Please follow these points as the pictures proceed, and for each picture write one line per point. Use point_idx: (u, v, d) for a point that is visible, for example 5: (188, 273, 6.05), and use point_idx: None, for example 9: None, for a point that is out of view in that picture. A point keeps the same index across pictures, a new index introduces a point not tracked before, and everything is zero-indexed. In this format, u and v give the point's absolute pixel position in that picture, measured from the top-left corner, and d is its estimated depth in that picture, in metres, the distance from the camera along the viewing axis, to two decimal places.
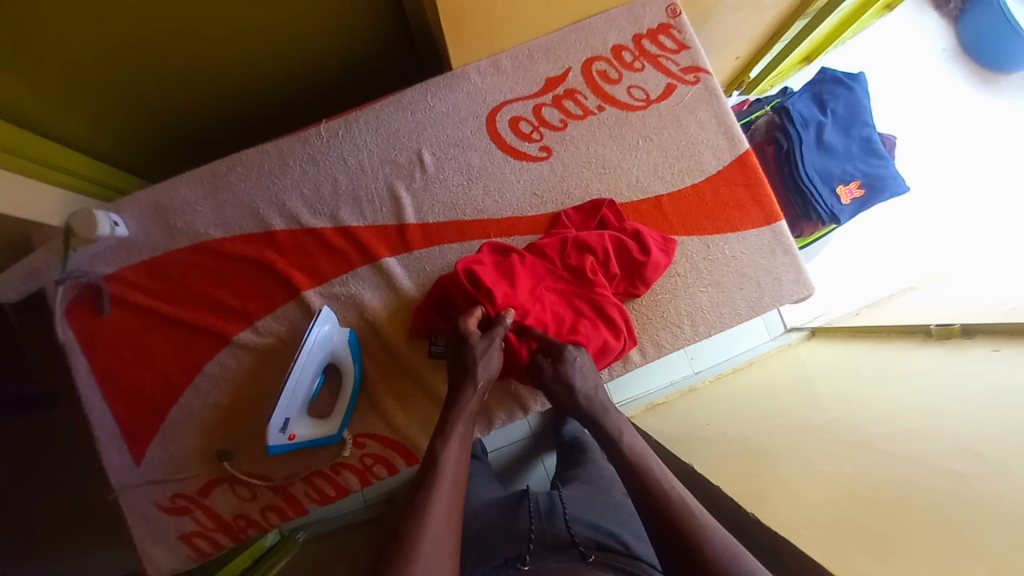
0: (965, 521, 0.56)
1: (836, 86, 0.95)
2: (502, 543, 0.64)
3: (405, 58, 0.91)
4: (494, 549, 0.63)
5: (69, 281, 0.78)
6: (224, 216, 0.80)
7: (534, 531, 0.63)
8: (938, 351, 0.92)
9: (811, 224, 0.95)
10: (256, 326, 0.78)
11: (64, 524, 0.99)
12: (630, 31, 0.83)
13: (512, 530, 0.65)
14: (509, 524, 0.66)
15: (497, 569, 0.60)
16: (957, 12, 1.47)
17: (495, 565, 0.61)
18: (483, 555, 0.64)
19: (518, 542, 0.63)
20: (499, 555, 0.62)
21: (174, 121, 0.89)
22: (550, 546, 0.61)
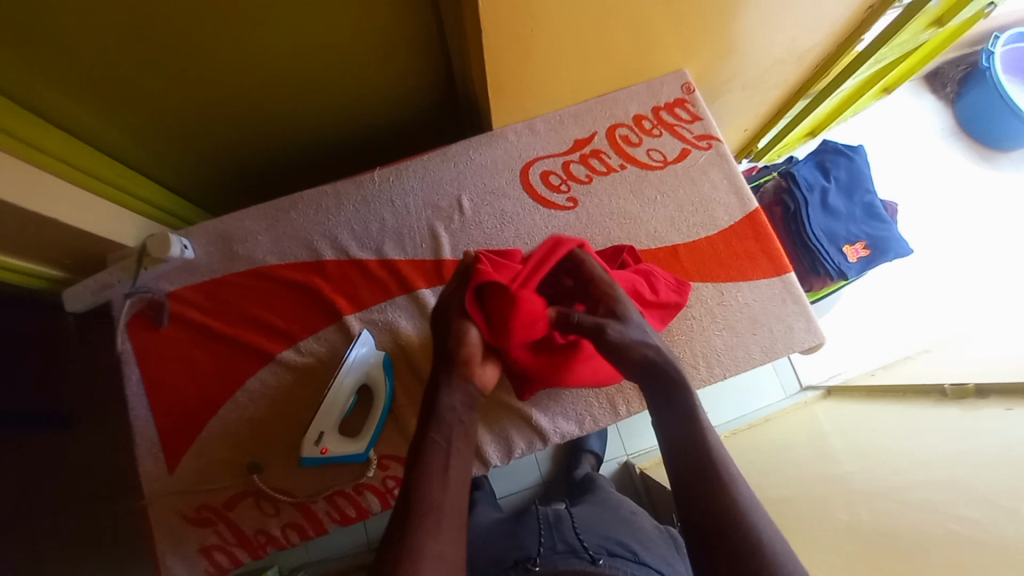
0: (983, 567, 0.56)
1: (838, 156, 1.04)
2: (511, 549, 0.65)
3: (450, 118, 1.04)
4: (505, 554, 0.65)
5: (135, 296, 0.86)
6: (281, 246, 0.89)
7: (543, 538, 0.65)
8: (953, 409, 0.93)
9: (819, 279, 1.00)
10: (298, 346, 0.84)
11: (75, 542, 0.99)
12: (650, 103, 0.95)
13: (522, 539, 0.67)
14: (517, 534, 0.68)
15: (507, 570, 0.62)
16: (953, 95, 1.60)
17: (504, 566, 0.63)
18: (494, 561, 0.65)
19: (527, 548, 0.64)
20: (508, 559, 0.64)
21: (243, 163, 1.01)
22: (559, 549, 0.62)
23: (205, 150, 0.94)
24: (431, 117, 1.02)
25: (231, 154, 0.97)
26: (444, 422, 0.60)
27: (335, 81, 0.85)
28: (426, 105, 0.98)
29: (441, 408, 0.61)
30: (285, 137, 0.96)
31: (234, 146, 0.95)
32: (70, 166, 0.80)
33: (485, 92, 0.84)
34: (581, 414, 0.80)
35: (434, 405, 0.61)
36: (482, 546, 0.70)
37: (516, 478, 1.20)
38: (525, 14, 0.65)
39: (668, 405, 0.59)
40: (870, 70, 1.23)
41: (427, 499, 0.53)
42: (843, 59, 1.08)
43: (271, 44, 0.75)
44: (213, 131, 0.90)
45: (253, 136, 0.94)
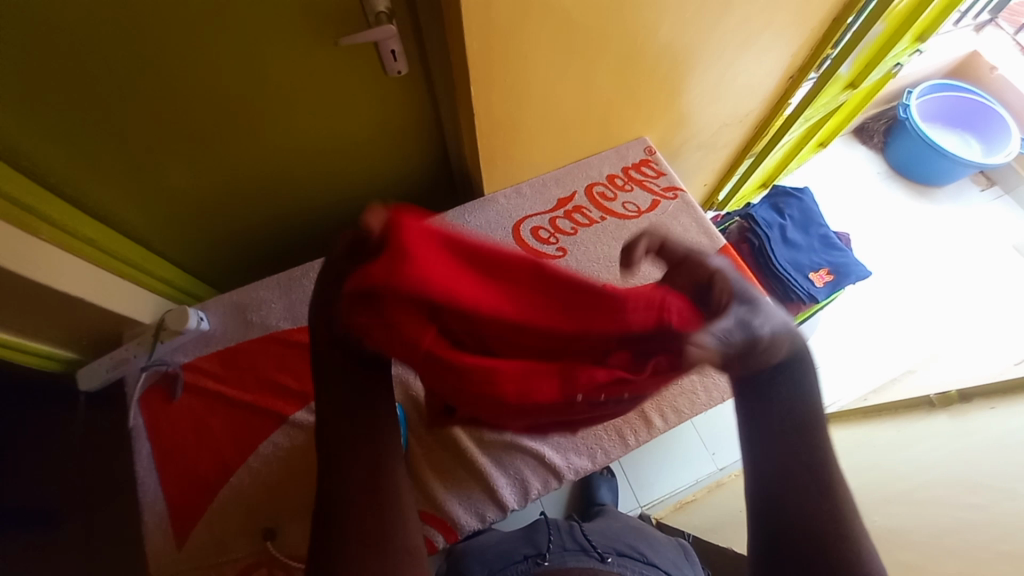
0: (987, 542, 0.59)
1: (789, 198, 1.18)
2: (522, 547, 0.67)
3: (445, 190, 1.15)
4: (515, 551, 0.66)
5: (151, 368, 0.89)
6: (294, 311, 0.94)
7: (554, 537, 0.67)
8: (943, 417, 0.98)
9: (795, 305, 1.08)
10: (311, 405, 0.86)
11: None
12: (619, 164, 1.09)
13: (534, 540, 0.68)
14: (531, 535, 0.70)
15: (517, 564, 0.63)
16: (882, 144, 1.84)
17: (514, 560, 0.64)
18: (504, 557, 0.66)
19: (537, 547, 0.66)
20: (519, 555, 0.65)
21: (253, 243, 1.09)
22: (569, 547, 0.64)
23: (222, 232, 1.02)
24: (427, 191, 1.13)
25: (243, 235, 1.05)
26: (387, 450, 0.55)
27: (342, 163, 0.96)
28: (422, 181, 1.09)
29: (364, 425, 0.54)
30: (295, 216, 1.06)
31: (245, 228, 1.03)
32: (98, 249, 0.87)
33: (475, 163, 0.96)
34: (592, 448, 0.83)
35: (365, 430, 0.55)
36: (491, 544, 0.72)
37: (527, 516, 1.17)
38: (508, 99, 0.79)
39: (771, 404, 0.52)
40: (802, 128, 1.42)
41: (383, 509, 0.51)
42: (776, 121, 1.27)
43: (290, 135, 0.87)
44: (229, 214, 0.99)
45: (267, 218, 1.03)
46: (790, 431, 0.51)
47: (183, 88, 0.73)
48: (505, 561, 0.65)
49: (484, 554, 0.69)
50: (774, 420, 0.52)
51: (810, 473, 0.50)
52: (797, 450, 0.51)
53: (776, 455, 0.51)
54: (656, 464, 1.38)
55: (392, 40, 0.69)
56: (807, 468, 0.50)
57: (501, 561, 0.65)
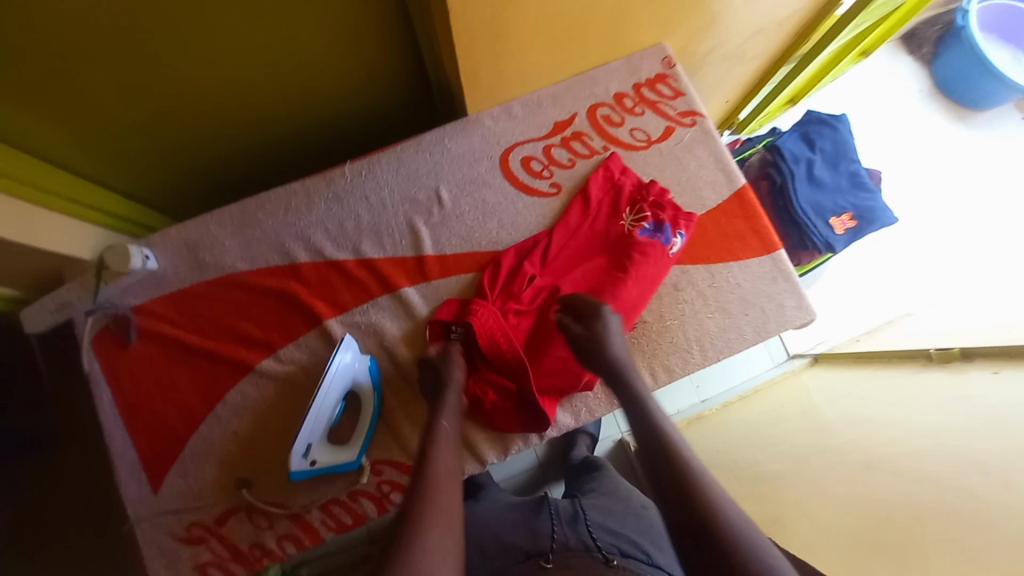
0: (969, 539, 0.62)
1: (822, 126, 1.02)
2: (524, 540, 0.66)
3: (423, 106, 0.97)
4: (517, 545, 0.65)
5: (98, 313, 0.81)
6: (252, 251, 0.83)
7: (557, 534, 0.65)
8: (939, 374, 0.95)
9: (808, 253, 0.99)
10: (279, 354, 0.80)
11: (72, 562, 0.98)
12: (630, 80, 0.91)
13: (536, 529, 0.67)
14: (532, 523, 0.69)
15: (520, 564, 0.62)
16: (930, 56, 1.59)
17: (518, 560, 0.63)
18: (507, 552, 0.65)
19: (540, 542, 0.64)
20: (520, 550, 0.64)
21: (201, 168, 0.93)
22: (572, 547, 0.63)
23: (163, 158, 0.87)
24: (402, 109, 0.95)
25: (187, 159, 0.90)
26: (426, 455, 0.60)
27: (294, 74, 0.78)
28: (395, 96, 0.91)
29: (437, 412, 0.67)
30: (247, 141, 0.89)
31: (187, 150, 0.87)
32: (22, 183, 0.75)
33: (456, 77, 0.78)
34: (577, 406, 0.79)
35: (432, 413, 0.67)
36: (492, 529, 0.71)
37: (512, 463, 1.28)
38: None
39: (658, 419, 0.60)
40: (851, 34, 1.20)
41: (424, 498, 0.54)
42: (825, 25, 1.05)
43: (222, 40, 0.69)
44: (162, 135, 0.82)
45: (210, 141, 0.87)
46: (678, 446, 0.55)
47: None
48: (508, 558, 0.64)
49: (486, 542, 0.68)
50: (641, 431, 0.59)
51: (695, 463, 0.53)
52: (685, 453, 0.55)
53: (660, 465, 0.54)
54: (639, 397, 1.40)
55: None
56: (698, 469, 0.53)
57: (504, 557, 0.65)
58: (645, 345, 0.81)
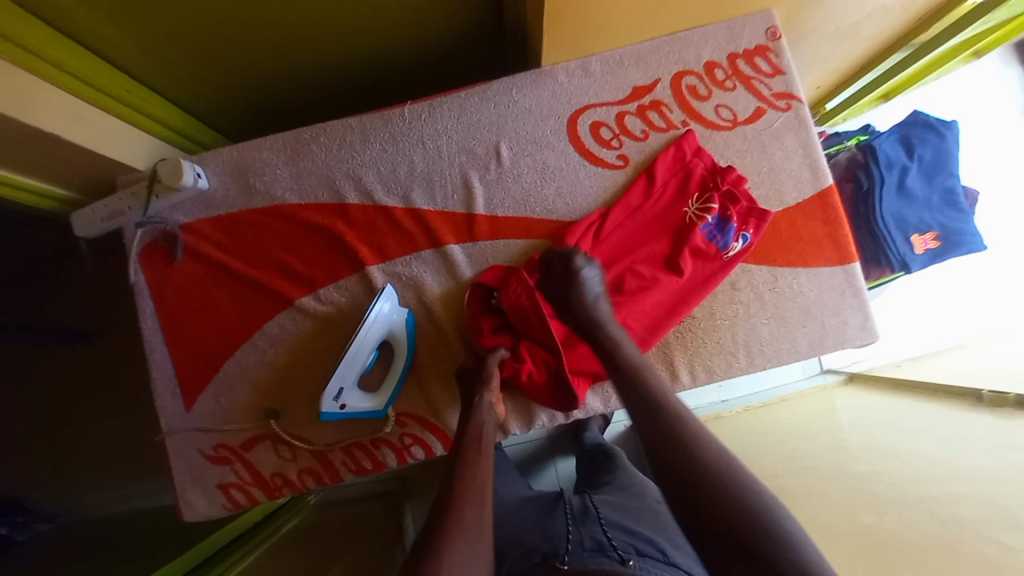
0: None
1: (927, 132, 0.91)
2: (540, 541, 0.64)
3: (492, 49, 0.90)
4: (532, 547, 0.64)
5: (147, 226, 0.81)
6: (301, 183, 0.81)
7: (572, 534, 0.63)
8: (989, 418, 0.89)
9: (878, 269, 0.92)
10: (318, 293, 0.80)
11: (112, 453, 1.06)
12: (725, 49, 0.82)
13: (551, 532, 0.66)
14: (546, 525, 0.67)
15: (535, 566, 0.60)
16: None
17: (534, 563, 0.61)
18: (519, 552, 0.65)
19: (555, 542, 0.63)
20: (537, 553, 0.62)
21: (256, 89, 0.90)
22: (587, 547, 0.60)
23: (222, 73, 0.84)
24: (470, 50, 0.89)
25: (243, 77, 0.86)
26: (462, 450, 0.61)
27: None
28: (465, 34, 0.85)
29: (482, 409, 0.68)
30: (307, 65, 0.85)
31: (245, 67, 0.84)
32: (74, 77, 0.72)
33: (537, 21, 0.72)
34: (608, 391, 0.78)
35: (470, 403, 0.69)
36: (510, 534, 0.70)
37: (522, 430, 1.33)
38: None
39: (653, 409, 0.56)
40: (979, 28, 1.05)
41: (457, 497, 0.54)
42: (954, 13, 0.92)
43: None
44: (221, 48, 0.78)
45: (269, 61, 0.83)
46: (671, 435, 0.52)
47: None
48: (522, 561, 0.63)
49: (504, 551, 0.67)
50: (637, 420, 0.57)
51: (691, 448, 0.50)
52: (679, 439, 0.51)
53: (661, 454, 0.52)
54: None
55: None
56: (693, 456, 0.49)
57: (517, 559, 0.64)
58: (689, 341, 0.78)
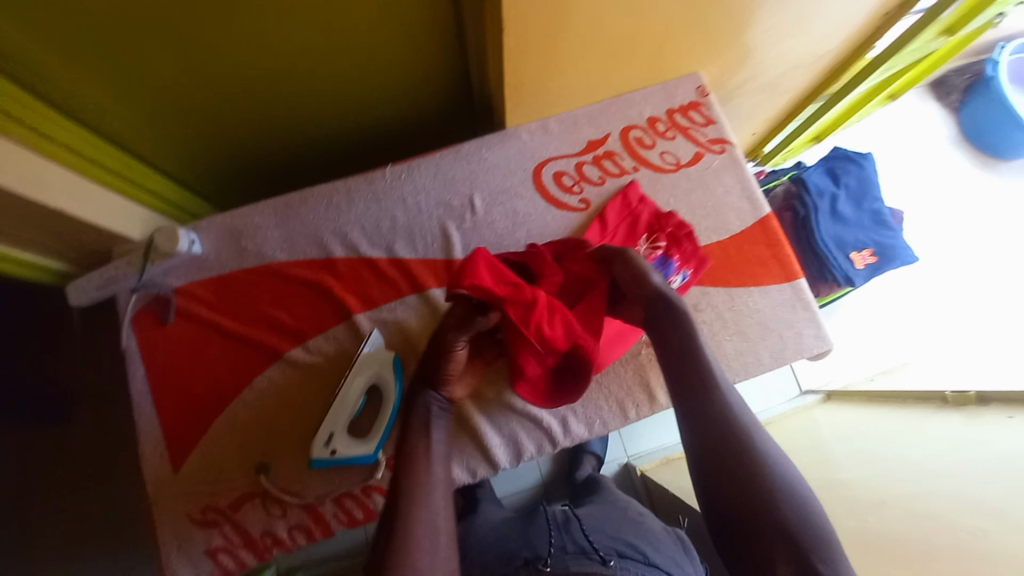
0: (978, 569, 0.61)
1: (848, 163, 1.05)
2: (523, 549, 0.71)
3: (462, 117, 1.01)
4: (516, 553, 0.71)
5: (141, 291, 0.85)
6: (290, 242, 0.87)
7: (554, 540, 0.70)
8: (955, 417, 0.95)
9: (827, 285, 1.01)
10: (307, 344, 0.83)
11: (92, 529, 1.03)
12: (664, 106, 0.95)
13: (534, 540, 0.72)
14: (529, 535, 0.74)
15: (519, 568, 0.67)
16: (957, 103, 1.61)
17: (518, 566, 0.68)
18: (506, 560, 0.71)
19: (539, 549, 0.69)
20: (519, 557, 0.69)
21: (248, 161, 0.98)
22: (569, 550, 0.67)
23: (217, 147, 0.93)
24: (443, 118, 1.00)
25: (237, 150, 0.95)
26: (408, 445, 0.66)
27: (346, 80, 0.83)
28: (437, 106, 0.96)
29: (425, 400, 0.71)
30: (297, 137, 0.95)
31: (238, 142, 0.92)
32: (79, 157, 0.79)
33: (499, 91, 0.83)
34: (591, 416, 0.81)
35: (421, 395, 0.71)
36: (498, 546, 0.76)
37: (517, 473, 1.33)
38: (548, 19, 0.65)
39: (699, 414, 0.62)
40: (881, 76, 1.22)
41: (411, 489, 0.61)
42: (856, 66, 1.09)
43: (294, 44, 0.74)
44: (217, 125, 0.87)
45: (260, 136, 0.92)
46: (732, 451, 0.59)
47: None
48: (506, 564, 0.69)
49: (490, 560, 0.72)
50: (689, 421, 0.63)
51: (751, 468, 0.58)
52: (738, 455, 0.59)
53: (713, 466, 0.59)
54: (650, 421, 1.43)
55: None
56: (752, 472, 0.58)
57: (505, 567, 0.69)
58: None
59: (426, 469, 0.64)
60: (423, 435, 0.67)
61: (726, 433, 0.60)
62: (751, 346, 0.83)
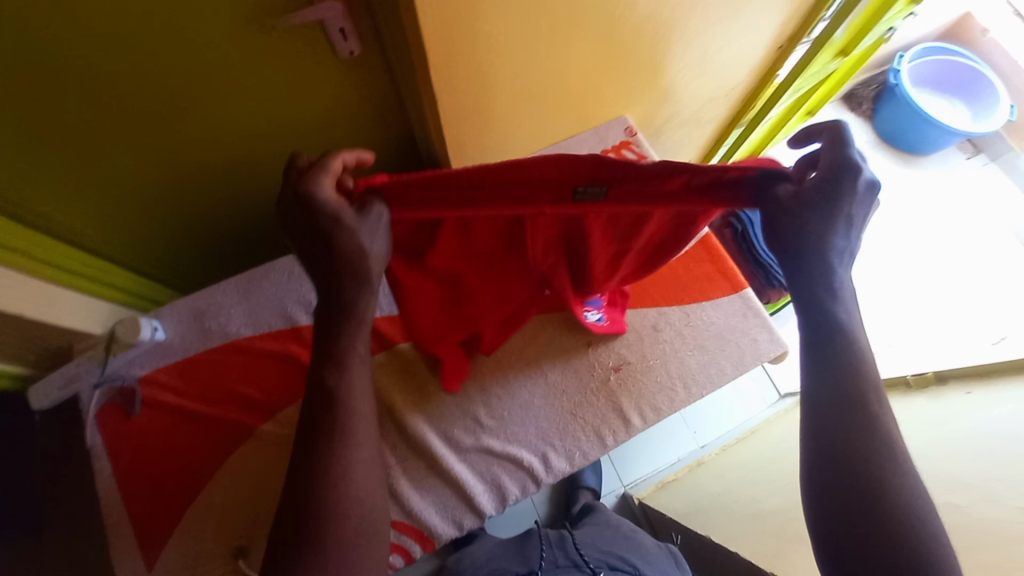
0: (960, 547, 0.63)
1: None
2: (516, 564, 0.80)
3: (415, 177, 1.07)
4: (507, 567, 0.80)
5: (105, 385, 0.84)
6: (255, 317, 0.88)
7: (547, 554, 0.80)
8: (921, 400, 0.98)
9: (776, 291, 1.07)
10: (278, 416, 0.83)
11: None
12: (598, 148, 1.03)
13: (528, 556, 0.81)
14: (524, 551, 0.83)
15: None
16: (870, 112, 1.78)
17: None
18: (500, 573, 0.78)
19: (531, 563, 0.79)
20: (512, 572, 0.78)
21: (209, 242, 1.01)
22: (561, 563, 0.78)
23: (176, 233, 0.95)
24: None
25: (197, 234, 0.98)
26: (342, 350, 0.56)
27: (298, 157, 0.89)
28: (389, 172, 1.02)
29: (354, 307, 0.56)
30: (257, 213, 0.98)
31: (197, 225, 0.95)
32: (42, 262, 0.81)
33: (444, 151, 0.89)
34: (570, 449, 0.82)
35: (344, 297, 0.55)
36: (492, 558, 0.83)
37: (514, 518, 1.30)
38: (476, 84, 0.72)
39: (832, 364, 0.54)
40: (792, 98, 1.36)
41: (344, 442, 0.53)
42: (767, 91, 1.20)
43: (245, 127, 0.79)
44: (175, 211, 0.90)
45: (220, 216, 0.95)
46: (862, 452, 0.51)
47: (119, 75, 0.65)
48: None
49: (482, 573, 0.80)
50: (820, 413, 0.53)
51: (876, 471, 0.50)
52: (863, 457, 0.51)
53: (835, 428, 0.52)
54: (641, 447, 1.43)
55: (338, 18, 0.63)
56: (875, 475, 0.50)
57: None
58: (631, 385, 0.85)
59: (365, 412, 0.55)
60: (359, 360, 0.56)
61: (857, 432, 0.52)
62: (714, 358, 0.87)
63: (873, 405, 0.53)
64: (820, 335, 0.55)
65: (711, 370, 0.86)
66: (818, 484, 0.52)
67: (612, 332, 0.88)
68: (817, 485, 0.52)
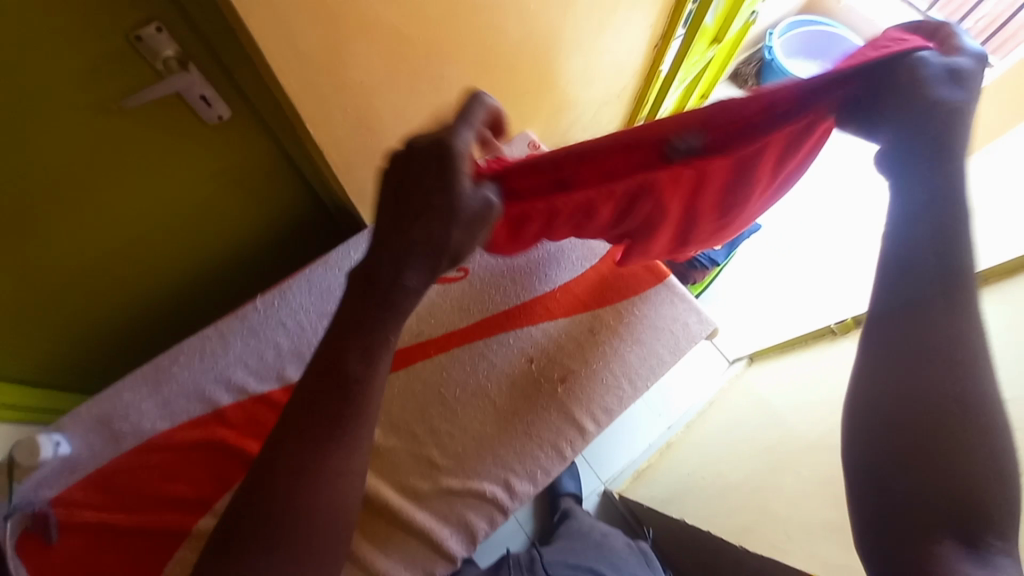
0: None
1: None
2: None
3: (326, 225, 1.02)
4: None
5: (16, 515, 0.74)
6: (170, 408, 0.81)
7: None
8: (847, 344, 1.03)
9: (700, 271, 1.12)
10: (215, 510, 0.76)
11: None
12: None
13: None
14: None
15: None
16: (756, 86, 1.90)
17: None
18: None
19: None
20: None
21: (109, 335, 0.91)
22: None
23: (66, 335, 0.85)
24: (309, 235, 1.01)
25: (92, 330, 0.87)
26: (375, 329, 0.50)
27: (189, 231, 0.82)
28: (297, 226, 0.97)
29: (444, 246, 0.49)
30: (156, 295, 0.90)
31: (91, 321, 0.86)
32: None
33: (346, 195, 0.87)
34: (532, 471, 0.81)
35: (436, 237, 0.48)
36: None
37: (502, 544, 1.27)
38: None
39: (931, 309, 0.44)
40: (682, 85, 1.42)
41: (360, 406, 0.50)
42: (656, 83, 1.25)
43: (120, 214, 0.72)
44: (56, 316, 0.80)
45: (114, 308, 0.87)
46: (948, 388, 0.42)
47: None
48: None
49: None
50: (894, 310, 0.46)
51: (950, 381, 0.42)
52: (941, 388, 0.42)
53: (912, 348, 0.44)
54: (612, 442, 1.44)
55: (198, 86, 0.61)
56: (959, 396, 0.42)
57: None
58: (579, 393, 0.86)
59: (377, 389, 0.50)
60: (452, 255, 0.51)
61: (937, 356, 0.43)
62: (654, 350, 0.89)
63: (966, 287, 0.45)
64: (916, 195, 0.48)
65: (651, 363, 0.89)
66: (873, 383, 0.45)
67: (551, 344, 0.89)
68: (882, 398, 0.44)
